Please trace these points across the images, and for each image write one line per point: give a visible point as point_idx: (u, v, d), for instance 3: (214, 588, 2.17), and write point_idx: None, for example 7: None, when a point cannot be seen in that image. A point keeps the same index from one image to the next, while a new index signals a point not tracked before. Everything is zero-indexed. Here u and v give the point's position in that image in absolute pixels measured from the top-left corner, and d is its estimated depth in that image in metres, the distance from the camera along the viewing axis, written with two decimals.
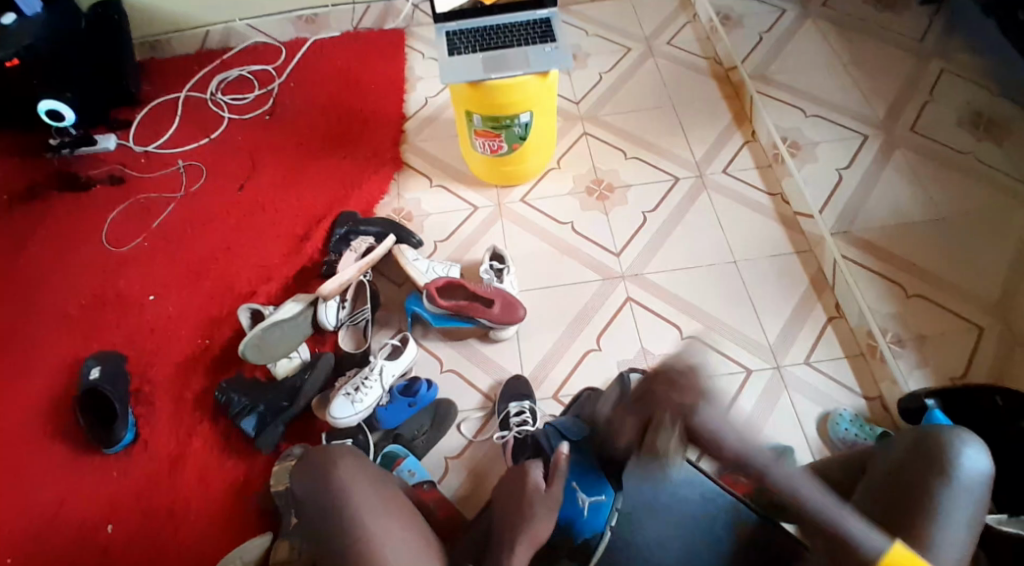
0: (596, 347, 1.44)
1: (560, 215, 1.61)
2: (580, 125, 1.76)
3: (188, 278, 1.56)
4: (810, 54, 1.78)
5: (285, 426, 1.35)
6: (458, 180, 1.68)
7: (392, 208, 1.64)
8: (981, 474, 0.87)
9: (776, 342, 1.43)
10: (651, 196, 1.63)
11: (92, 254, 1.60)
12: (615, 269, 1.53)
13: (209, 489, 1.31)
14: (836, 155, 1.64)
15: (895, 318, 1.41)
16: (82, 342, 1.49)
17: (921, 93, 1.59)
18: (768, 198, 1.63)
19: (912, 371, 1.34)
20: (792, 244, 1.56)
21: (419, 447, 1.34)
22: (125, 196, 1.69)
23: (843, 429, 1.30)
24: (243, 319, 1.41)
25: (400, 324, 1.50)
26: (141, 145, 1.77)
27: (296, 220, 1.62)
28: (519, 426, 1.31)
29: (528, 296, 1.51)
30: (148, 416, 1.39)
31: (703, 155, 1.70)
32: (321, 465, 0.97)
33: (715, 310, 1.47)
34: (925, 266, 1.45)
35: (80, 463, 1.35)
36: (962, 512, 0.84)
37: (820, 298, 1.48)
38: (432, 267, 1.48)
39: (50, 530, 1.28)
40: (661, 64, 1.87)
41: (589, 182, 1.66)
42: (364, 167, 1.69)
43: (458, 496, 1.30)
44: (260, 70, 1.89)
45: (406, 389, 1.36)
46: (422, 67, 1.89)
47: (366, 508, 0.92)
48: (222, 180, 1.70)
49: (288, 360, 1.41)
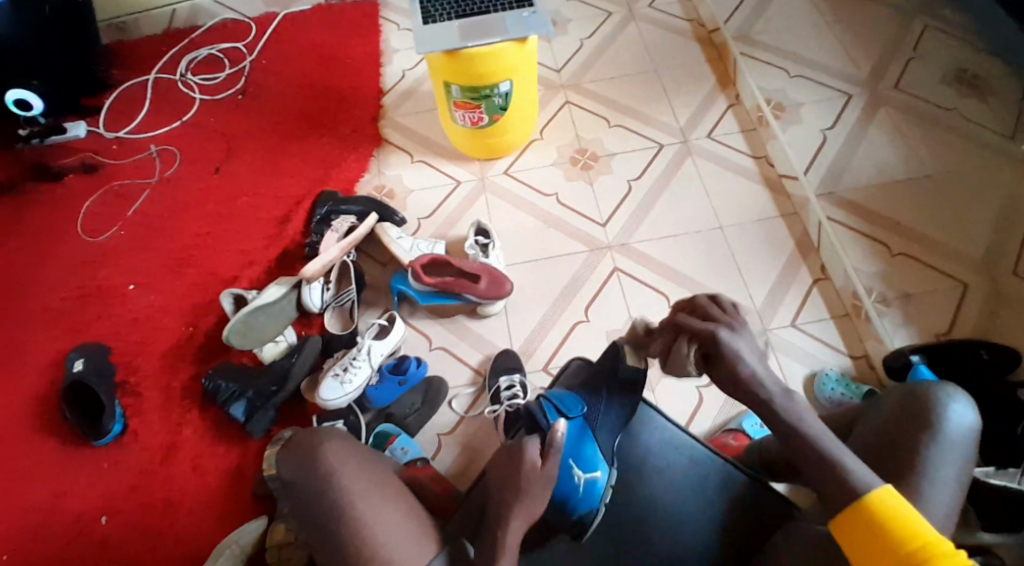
0: (585, 318, 1.43)
1: (544, 186, 1.60)
2: (562, 94, 1.74)
3: (169, 265, 1.54)
4: (795, 15, 1.77)
5: (276, 410, 1.35)
6: (439, 154, 1.65)
7: (373, 186, 1.61)
8: (967, 428, 0.87)
9: (764, 307, 1.43)
10: (636, 163, 1.62)
11: (69, 245, 1.58)
12: (601, 239, 1.52)
13: (203, 476, 1.31)
14: (822, 115, 1.62)
15: (880, 277, 1.41)
16: (65, 335, 1.47)
17: (905, 52, 1.62)
18: (753, 161, 1.61)
19: (897, 329, 1.35)
20: (777, 208, 1.55)
21: (411, 425, 1.33)
22: (100, 185, 1.65)
23: (830, 388, 1.31)
24: (226, 304, 1.39)
25: (386, 303, 1.49)
26: (112, 131, 1.73)
27: (275, 202, 1.60)
28: (510, 400, 1.31)
29: (515, 270, 1.50)
30: (136, 407, 1.38)
31: (688, 119, 1.68)
32: (308, 446, 0.96)
33: (702, 277, 1.46)
34: (908, 224, 1.45)
35: (70, 456, 1.34)
36: (951, 467, 0.85)
37: (805, 260, 1.48)
38: (415, 245, 1.46)
39: (44, 525, 1.28)
40: (642, 28, 1.83)
41: (573, 152, 1.64)
42: (343, 145, 1.66)
43: (452, 472, 1.31)
44: (231, 47, 1.85)
45: (395, 367, 1.37)
46: (398, 39, 1.85)
47: (358, 492, 0.92)
48: (197, 164, 1.67)
49: (275, 344, 1.40)
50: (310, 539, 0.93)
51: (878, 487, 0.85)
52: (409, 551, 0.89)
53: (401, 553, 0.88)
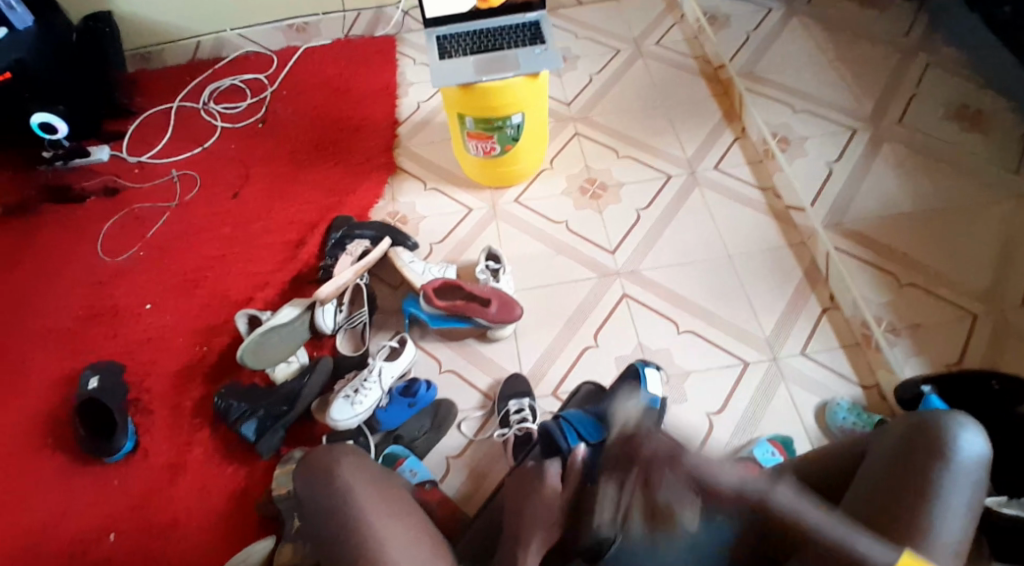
0: (594, 343, 1.44)
1: (554, 214, 1.63)
2: (572, 126, 1.78)
3: (185, 286, 1.56)
4: (796, 54, 1.83)
5: (285, 430, 1.36)
6: (452, 183, 1.69)
7: (387, 212, 1.65)
8: (978, 458, 0.88)
9: (772, 335, 1.44)
10: (645, 194, 1.65)
11: (87, 266, 1.60)
12: (611, 266, 1.54)
13: (211, 496, 1.31)
14: (824, 149, 1.66)
15: (888, 307, 1.42)
16: (79, 353, 1.49)
17: (908, 88, 1.68)
18: (759, 193, 1.64)
19: (908, 359, 1.35)
20: (784, 238, 1.57)
21: (420, 448, 1.34)
22: (119, 208, 1.69)
23: (841, 417, 1.31)
24: (240, 324, 1.41)
25: (397, 326, 1.50)
26: (134, 156, 1.78)
27: (291, 226, 1.63)
28: (519, 423, 1.31)
29: (525, 295, 1.52)
30: (146, 425, 1.39)
31: (694, 151, 1.71)
32: (323, 467, 0.97)
33: (710, 304, 1.48)
34: (915, 256, 1.47)
35: (79, 473, 1.35)
36: (962, 497, 0.85)
37: (814, 290, 1.49)
38: (428, 269, 1.49)
39: (51, 542, 1.28)
40: (650, 64, 1.88)
41: (582, 182, 1.68)
42: (358, 173, 1.70)
43: (460, 495, 1.31)
44: (253, 79, 1.91)
45: (406, 389, 1.37)
46: (414, 72, 1.90)
47: (370, 504, 0.93)
48: (216, 188, 1.71)
49: (287, 365, 1.42)
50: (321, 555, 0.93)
51: (893, 510, 0.85)
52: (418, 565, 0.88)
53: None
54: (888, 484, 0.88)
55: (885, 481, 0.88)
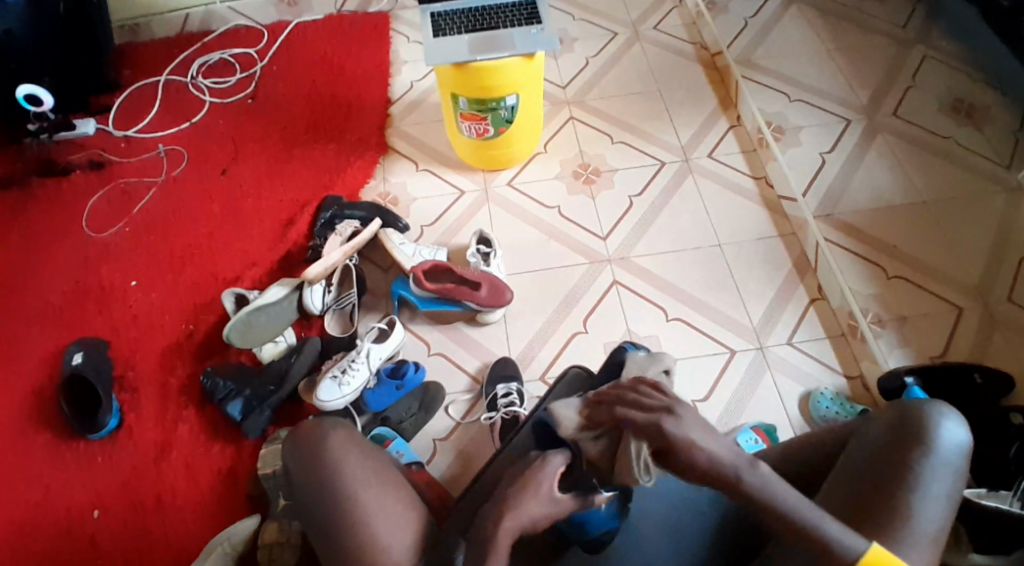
0: (583, 329, 1.44)
1: (546, 199, 1.62)
2: (566, 110, 1.76)
3: (171, 263, 1.55)
4: (794, 42, 1.82)
5: (273, 410, 1.35)
6: (445, 165, 1.67)
7: (378, 193, 1.63)
8: (958, 446, 0.88)
9: (760, 325, 1.44)
10: (638, 180, 1.64)
11: (73, 240, 1.58)
12: (601, 253, 1.54)
13: (195, 475, 1.31)
14: (819, 140, 1.65)
15: (875, 299, 1.43)
16: (64, 329, 1.47)
17: (904, 80, 1.68)
18: (753, 183, 1.64)
19: (893, 350, 1.37)
20: (775, 228, 1.57)
21: (407, 430, 1.34)
22: (105, 182, 1.67)
23: (824, 407, 1.33)
24: (227, 303, 1.41)
25: (387, 308, 1.50)
26: (121, 130, 1.75)
27: (280, 205, 1.61)
28: (506, 407, 1.32)
29: (516, 280, 1.51)
30: (132, 402, 1.39)
31: (689, 139, 1.70)
32: (312, 441, 0.96)
33: (699, 293, 1.48)
34: (905, 249, 1.48)
35: (63, 450, 1.34)
36: (942, 485, 0.86)
37: (802, 280, 1.50)
38: (418, 251, 1.48)
39: (33, 518, 1.27)
40: (647, 49, 1.87)
41: (576, 166, 1.67)
42: (348, 152, 1.68)
43: (446, 477, 1.31)
44: (243, 53, 1.88)
45: (393, 371, 1.37)
46: (407, 51, 1.88)
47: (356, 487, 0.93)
48: (205, 165, 1.68)
49: (275, 344, 1.41)
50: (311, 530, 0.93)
51: (877, 492, 0.86)
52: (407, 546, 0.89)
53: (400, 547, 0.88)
54: (878, 474, 0.88)
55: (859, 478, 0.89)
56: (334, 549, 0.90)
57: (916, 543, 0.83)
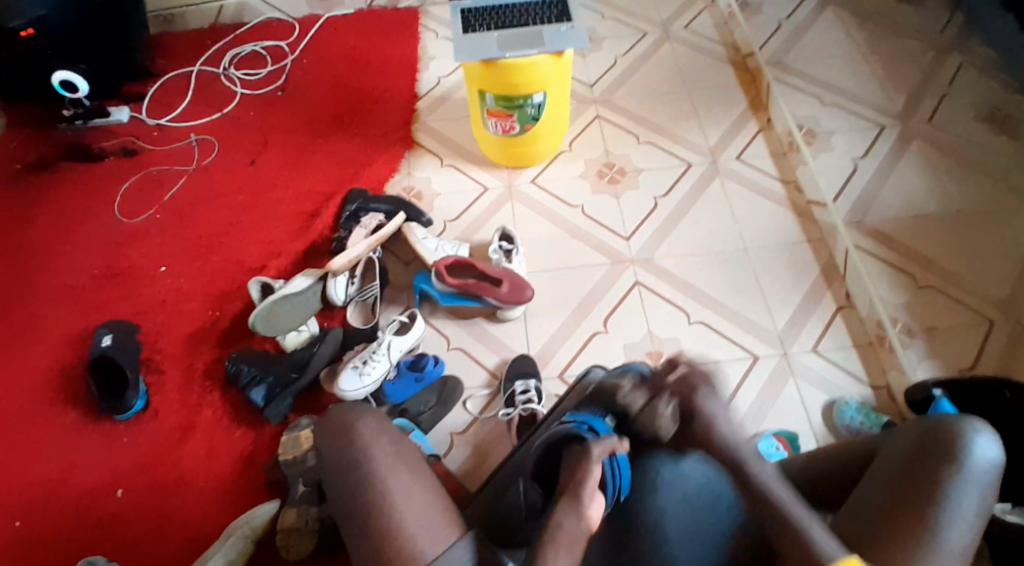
0: (603, 329, 1.44)
1: (570, 198, 1.61)
2: (593, 108, 1.76)
3: (199, 251, 1.57)
4: (827, 44, 1.80)
5: (293, 398, 1.37)
6: (469, 161, 1.68)
7: (403, 186, 1.64)
8: (989, 464, 0.86)
9: (784, 330, 1.43)
10: (664, 181, 1.63)
11: (105, 226, 1.62)
12: (624, 253, 1.53)
13: (217, 459, 1.33)
14: (851, 144, 1.63)
15: (904, 308, 1.41)
16: (94, 312, 1.51)
17: (939, 87, 1.65)
18: (780, 186, 1.62)
19: (921, 362, 1.34)
20: (803, 233, 1.54)
21: (425, 422, 1.35)
22: (138, 169, 1.70)
23: (848, 416, 1.31)
24: (253, 291, 1.43)
25: (408, 302, 1.50)
26: (154, 118, 1.79)
27: (307, 197, 1.63)
28: (524, 404, 1.32)
29: (537, 277, 1.51)
30: (157, 385, 1.41)
31: (717, 140, 1.69)
32: (341, 426, 0.99)
33: (723, 296, 1.47)
34: (938, 260, 1.45)
35: (89, 429, 1.37)
36: (971, 502, 0.84)
37: (829, 287, 1.47)
38: (440, 247, 1.49)
39: (60, 494, 1.31)
40: (677, 49, 1.85)
41: (601, 166, 1.66)
42: (375, 146, 1.70)
43: (462, 472, 1.32)
44: (275, 47, 1.90)
45: (412, 364, 1.38)
46: (436, 47, 1.89)
47: (380, 473, 0.94)
48: (235, 155, 1.71)
49: (298, 334, 1.43)
50: (337, 512, 0.95)
51: (902, 508, 0.85)
52: (421, 533, 0.89)
53: (419, 536, 0.88)
54: (903, 492, 0.86)
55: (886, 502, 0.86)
56: (354, 533, 0.91)
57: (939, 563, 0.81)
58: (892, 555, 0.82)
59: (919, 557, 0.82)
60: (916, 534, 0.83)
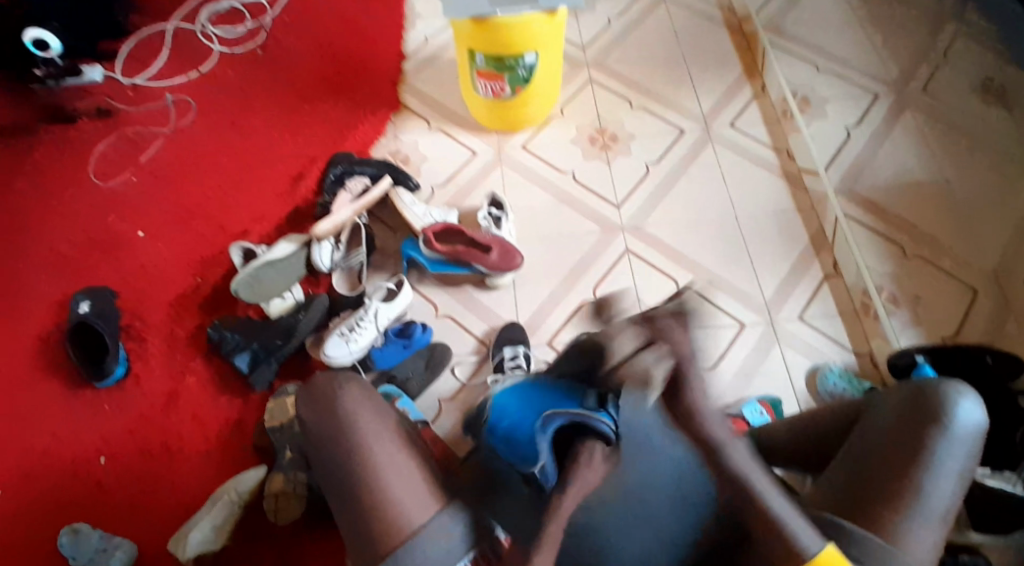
0: (592, 297, 1.43)
1: (561, 163, 1.59)
2: (586, 72, 1.72)
3: (179, 214, 1.53)
4: (823, 11, 1.77)
5: (279, 364, 1.36)
6: (458, 125, 1.64)
7: (388, 150, 1.60)
8: (973, 426, 0.87)
9: (772, 297, 1.43)
10: (656, 147, 1.61)
11: (80, 188, 1.57)
12: (615, 221, 1.51)
13: (204, 424, 1.32)
14: (845, 113, 1.62)
15: (891, 277, 1.42)
16: (72, 276, 1.47)
17: (934, 58, 1.64)
18: (774, 154, 1.59)
19: (904, 329, 1.36)
20: (795, 202, 1.53)
21: (413, 388, 1.34)
22: (113, 130, 1.64)
23: (831, 382, 1.32)
24: (235, 257, 1.42)
25: (395, 269, 1.48)
26: (128, 77, 1.72)
27: (289, 159, 1.59)
28: (513, 370, 1.32)
29: (526, 245, 1.49)
30: (140, 350, 1.39)
31: (712, 106, 1.66)
32: (328, 394, 0.98)
33: (713, 265, 1.46)
34: (925, 228, 1.46)
35: (70, 397, 1.35)
36: (955, 461, 0.85)
37: (818, 256, 1.47)
38: (429, 213, 1.47)
39: (42, 461, 1.29)
40: (672, 12, 1.81)
41: (593, 131, 1.63)
42: (360, 108, 1.65)
43: (450, 436, 1.32)
44: (255, 3, 1.83)
45: (401, 332, 1.38)
46: (424, 5, 1.83)
47: (372, 438, 0.93)
48: (214, 115, 1.65)
49: (282, 301, 1.39)
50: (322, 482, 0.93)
51: (889, 468, 0.86)
52: (411, 498, 0.87)
53: (406, 501, 0.87)
54: (890, 453, 0.87)
55: (874, 464, 0.87)
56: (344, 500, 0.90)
57: (924, 519, 0.82)
58: (879, 515, 0.83)
59: (905, 514, 0.82)
60: (902, 493, 0.83)
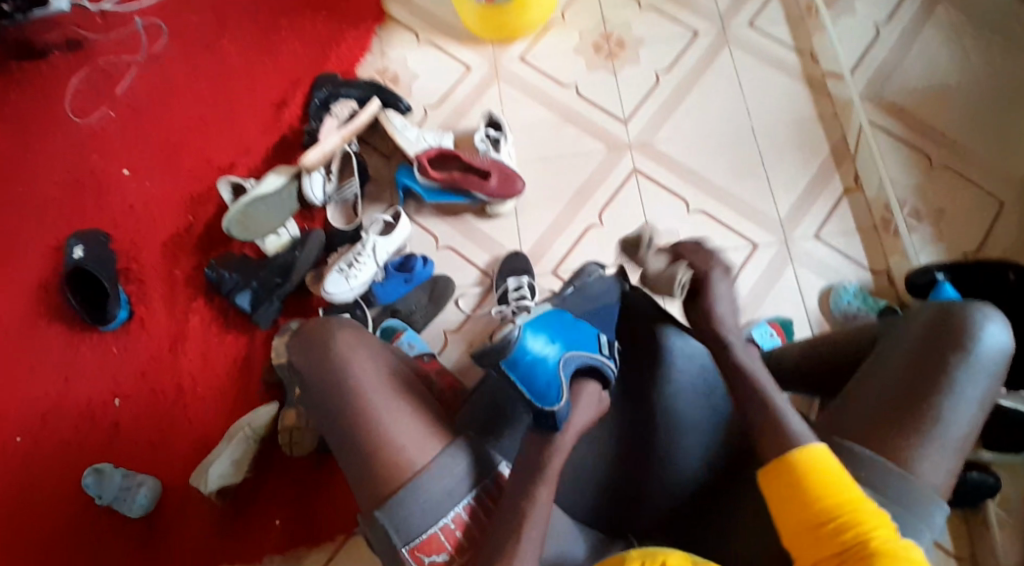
0: (598, 222, 1.37)
1: (562, 75, 1.47)
2: None
3: (163, 148, 1.46)
4: None
5: (281, 301, 1.33)
6: (450, 36, 1.51)
7: (375, 68, 1.49)
8: (999, 353, 0.76)
9: (788, 216, 1.35)
10: (666, 52, 1.48)
11: (59, 124, 1.49)
12: (622, 138, 1.42)
13: (211, 366, 1.32)
14: (873, 8, 1.48)
15: (915, 189, 1.34)
16: (63, 219, 1.43)
17: None
18: (795, 55, 1.46)
19: (925, 245, 1.30)
20: (816, 109, 1.42)
21: (418, 322, 1.32)
22: (84, 61, 1.54)
23: (845, 302, 1.28)
24: (225, 193, 1.34)
25: (391, 199, 1.42)
26: (94, 2, 1.59)
27: (272, 82, 1.49)
28: (518, 300, 1.29)
29: (527, 168, 1.41)
30: (140, 294, 1.37)
31: (728, 4, 1.51)
32: (318, 337, 0.85)
33: (726, 184, 1.38)
34: (954, 134, 1.36)
35: (77, 344, 1.35)
36: (977, 390, 0.74)
37: (839, 168, 1.38)
38: (421, 136, 1.38)
39: (58, 408, 1.32)
40: None
41: (597, 37, 1.49)
42: (343, 19, 1.52)
43: (457, 367, 1.31)
44: None
45: (401, 265, 1.34)
46: None
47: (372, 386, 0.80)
48: (188, 36, 1.54)
49: (277, 237, 1.36)
50: None
51: (903, 398, 0.74)
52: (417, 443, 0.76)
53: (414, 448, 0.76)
54: (907, 381, 0.75)
55: (885, 393, 0.76)
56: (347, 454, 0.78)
57: (937, 453, 0.72)
58: (886, 447, 0.73)
59: (916, 447, 0.72)
60: (914, 424, 0.73)
